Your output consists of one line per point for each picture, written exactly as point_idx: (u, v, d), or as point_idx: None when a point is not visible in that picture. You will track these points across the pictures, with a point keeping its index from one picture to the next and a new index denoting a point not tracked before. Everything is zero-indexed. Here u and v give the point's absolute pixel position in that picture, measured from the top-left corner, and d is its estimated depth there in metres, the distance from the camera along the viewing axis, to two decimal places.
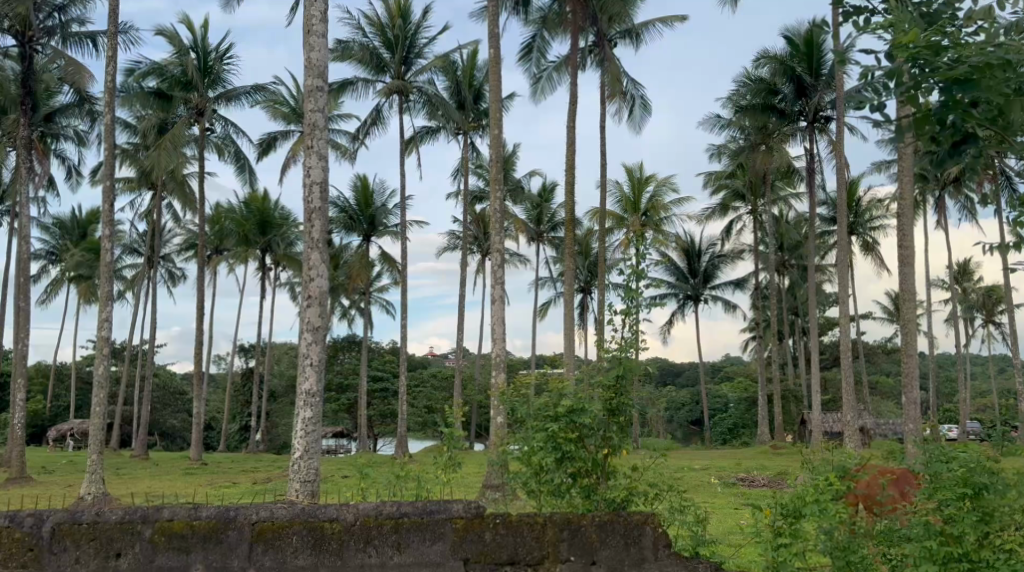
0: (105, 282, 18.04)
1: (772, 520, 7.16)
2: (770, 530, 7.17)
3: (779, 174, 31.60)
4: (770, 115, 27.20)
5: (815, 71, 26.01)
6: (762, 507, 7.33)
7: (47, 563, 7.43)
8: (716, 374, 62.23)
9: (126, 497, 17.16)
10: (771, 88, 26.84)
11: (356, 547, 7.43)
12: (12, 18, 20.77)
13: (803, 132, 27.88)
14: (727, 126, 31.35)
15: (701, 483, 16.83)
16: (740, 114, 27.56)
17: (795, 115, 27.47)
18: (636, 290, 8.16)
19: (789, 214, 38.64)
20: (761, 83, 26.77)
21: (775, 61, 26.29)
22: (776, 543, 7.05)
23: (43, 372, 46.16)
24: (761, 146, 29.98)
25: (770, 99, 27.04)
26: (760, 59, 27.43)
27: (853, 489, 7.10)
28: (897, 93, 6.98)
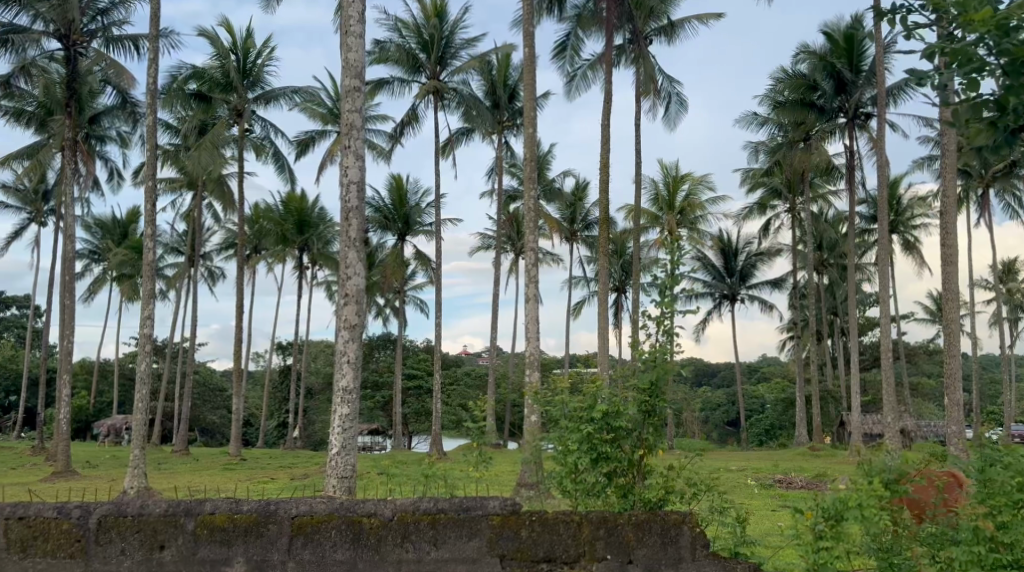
0: (147, 280, 18.25)
1: (813, 522, 7.03)
2: (810, 533, 7.04)
3: (818, 172, 31.38)
4: (809, 112, 27.24)
5: (855, 67, 26.09)
6: (802, 509, 7.21)
7: (93, 554, 7.59)
8: (753, 375, 62.11)
9: (169, 491, 17.44)
10: (810, 84, 27.03)
11: (394, 542, 7.52)
12: (58, 21, 21.03)
13: (842, 130, 27.69)
14: (764, 123, 31.21)
15: (739, 483, 16.79)
16: (777, 110, 27.61)
17: (834, 112, 27.27)
18: (671, 294, 8.15)
19: (828, 212, 38.40)
20: (801, 79, 27.01)
21: (814, 57, 26.52)
22: (817, 546, 6.95)
23: (87, 368, 46.93)
24: (800, 143, 29.75)
25: (809, 94, 27.27)
26: (799, 54, 27.43)
27: (908, 491, 7.19)
28: (961, 75, 6.94)
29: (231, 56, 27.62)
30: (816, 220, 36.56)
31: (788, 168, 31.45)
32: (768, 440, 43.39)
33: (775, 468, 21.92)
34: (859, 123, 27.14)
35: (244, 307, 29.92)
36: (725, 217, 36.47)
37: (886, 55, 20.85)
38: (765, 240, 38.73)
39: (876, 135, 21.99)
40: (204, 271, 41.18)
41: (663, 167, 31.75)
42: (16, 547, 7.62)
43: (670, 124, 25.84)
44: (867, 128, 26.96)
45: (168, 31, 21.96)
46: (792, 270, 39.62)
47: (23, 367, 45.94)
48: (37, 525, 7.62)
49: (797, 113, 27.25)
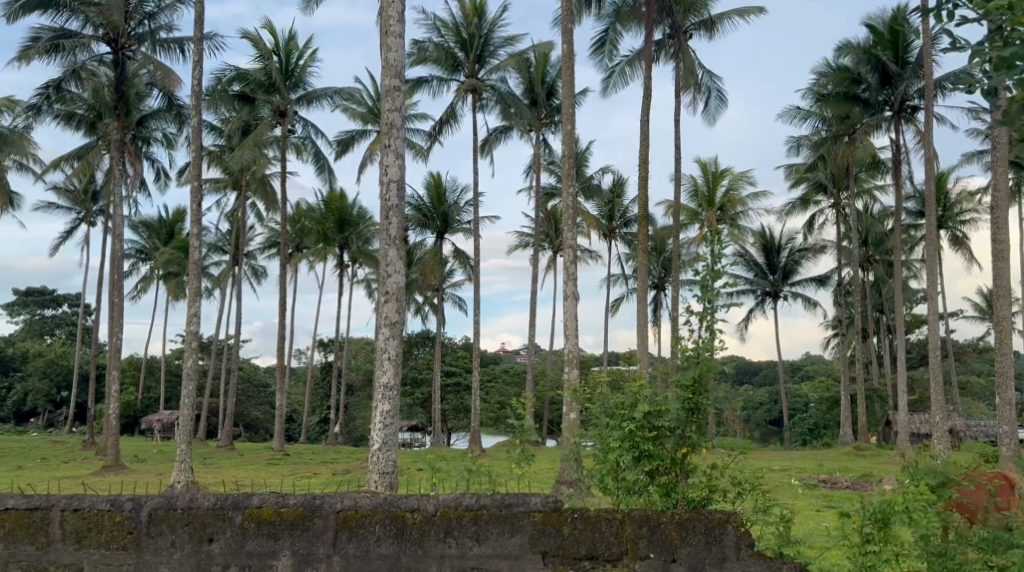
0: (195, 278, 18.50)
1: (860, 525, 7.00)
2: (856, 537, 7.02)
3: (863, 167, 31.06)
4: (853, 105, 27.15)
5: (901, 59, 25.89)
6: (849, 512, 7.17)
7: (145, 546, 7.47)
8: (796, 373, 61.73)
9: (216, 485, 17.70)
10: (855, 76, 26.87)
11: (437, 537, 7.32)
12: (105, 26, 21.38)
13: (889, 123, 27.43)
14: (807, 117, 30.96)
15: (784, 483, 16.68)
16: (822, 105, 27.56)
17: (880, 105, 27.07)
18: (713, 290, 7.83)
19: (873, 208, 38.02)
20: (845, 72, 26.83)
21: (857, 50, 26.29)
22: (864, 550, 6.94)
23: (134, 365, 47.62)
24: (844, 137, 29.49)
25: (854, 88, 27.13)
26: (841, 48, 27.25)
27: (955, 495, 7.12)
28: (1009, 75, 6.88)
29: (274, 57, 27.86)
30: (861, 215, 36.20)
31: (832, 162, 31.17)
32: (812, 439, 43.09)
33: (819, 468, 21.74)
34: (906, 116, 26.87)
35: (287, 304, 30.21)
36: (768, 212, 36.20)
37: (933, 48, 20.63)
38: (808, 236, 38.42)
39: (923, 130, 21.77)
40: (248, 270, 41.65)
41: (702, 163, 31.63)
42: (71, 538, 7.50)
43: (710, 119, 25.73)
44: (914, 121, 26.70)
45: (212, 34, 22.20)
46: (836, 267, 39.25)
47: (73, 364, 46.78)
48: (92, 516, 7.50)
49: (841, 107, 27.24)
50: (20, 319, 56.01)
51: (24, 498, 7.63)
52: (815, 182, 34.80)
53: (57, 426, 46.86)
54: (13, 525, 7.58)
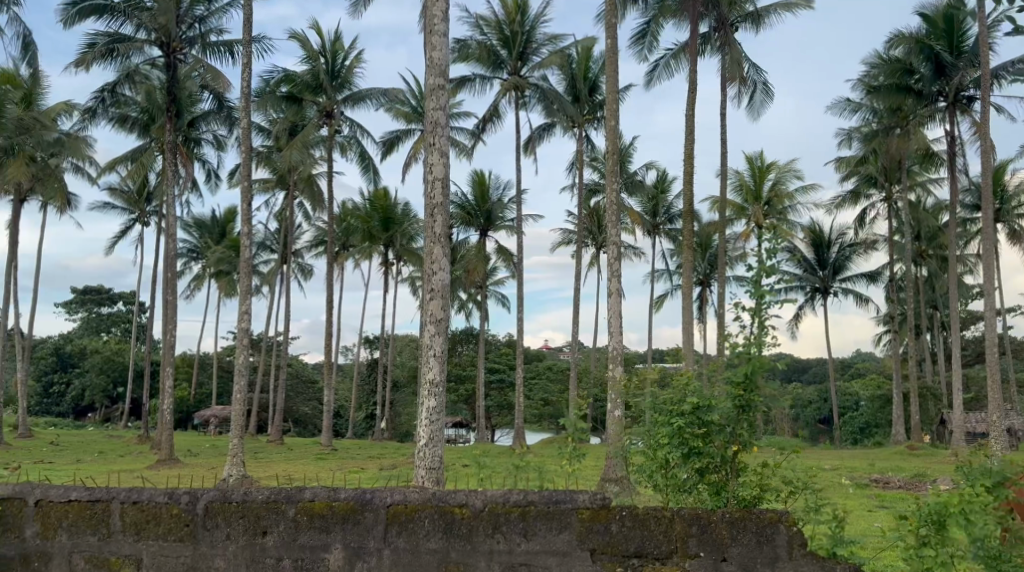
0: (245, 276, 18.73)
1: (916, 527, 6.97)
2: (912, 539, 7.00)
3: (916, 159, 30.70)
4: (906, 97, 26.87)
5: (956, 49, 25.52)
6: (904, 513, 7.14)
7: (201, 539, 7.05)
8: (846, 370, 61.14)
9: (268, 479, 17.93)
10: (907, 67, 26.62)
11: (486, 533, 6.90)
12: (156, 28, 21.72)
13: (943, 114, 27.11)
14: (858, 108, 30.69)
15: (833, 481, 16.56)
16: (874, 97, 27.31)
17: (933, 96, 26.74)
18: (765, 287, 7.61)
19: (927, 201, 37.56)
20: (897, 64, 26.63)
21: (910, 41, 25.98)
22: (918, 552, 6.89)
23: (187, 362, 48.36)
24: (897, 130, 29.15)
25: (906, 79, 26.87)
26: (892, 38, 26.95)
27: (1013, 495, 6.99)
28: None
29: (321, 59, 28.14)
30: (914, 209, 35.76)
31: (883, 155, 30.81)
32: (863, 438, 42.69)
33: (873, 467, 21.46)
34: (961, 106, 26.55)
35: (333, 302, 30.52)
36: (817, 207, 35.87)
37: (988, 37, 20.33)
38: (859, 231, 38.03)
39: (980, 121, 21.48)
40: (296, 267, 42.09)
41: (748, 158, 31.46)
42: (130, 530, 7.10)
43: (755, 114, 25.60)
44: (970, 111, 26.35)
45: (261, 35, 22.45)
46: (888, 262, 38.79)
47: (128, 360, 47.64)
48: (150, 509, 7.08)
49: (894, 99, 26.93)
50: (78, 316, 57.11)
51: (82, 488, 7.20)
52: (865, 175, 34.43)
53: (113, 421, 47.95)
54: (71, 515, 7.16)
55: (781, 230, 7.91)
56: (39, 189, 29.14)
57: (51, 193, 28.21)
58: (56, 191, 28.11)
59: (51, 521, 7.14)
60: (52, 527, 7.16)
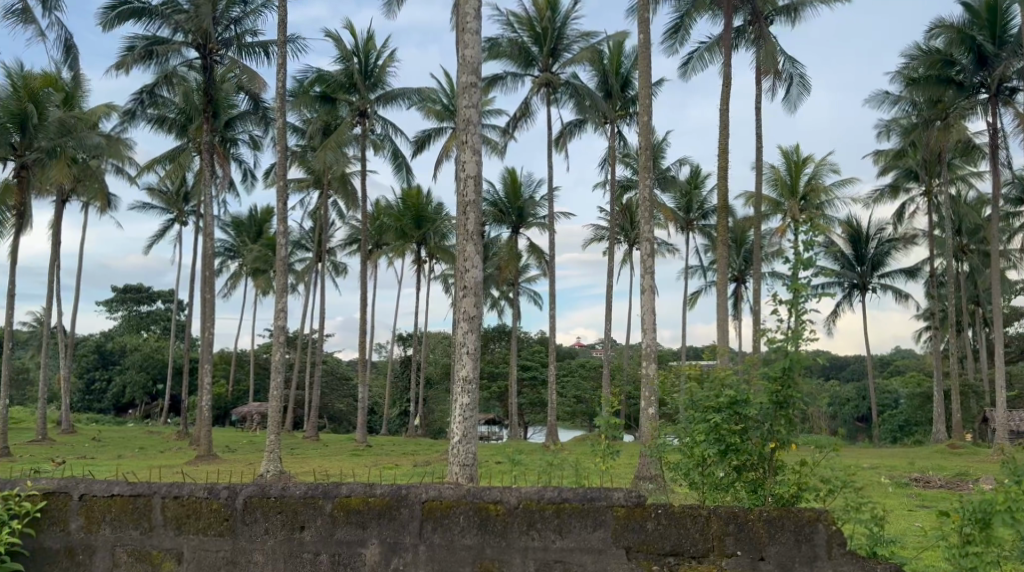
0: (281, 275, 18.91)
1: (960, 526, 6.95)
2: (957, 537, 6.97)
3: (956, 153, 30.44)
4: (946, 88, 26.77)
5: (999, 39, 25.33)
6: (948, 512, 7.11)
7: (241, 533, 7.15)
8: (885, 368, 60.61)
9: (305, 475, 18.11)
10: (947, 58, 26.56)
11: (520, 529, 6.96)
12: (195, 31, 21.97)
13: (985, 106, 26.87)
14: (897, 101, 30.46)
15: (871, 480, 16.49)
16: (914, 88, 27.28)
17: (975, 87, 26.65)
18: (802, 282, 7.59)
19: (969, 195, 37.19)
20: (937, 54, 26.54)
21: (951, 32, 25.87)
22: (963, 551, 6.87)
23: (225, 359, 48.86)
24: (937, 122, 28.89)
25: (947, 71, 26.78)
26: (932, 30, 26.80)
27: None
28: None
29: (354, 59, 28.35)
30: (954, 203, 35.43)
31: (922, 149, 30.57)
32: (902, 437, 42.39)
33: (912, 466, 21.33)
34: (1003, 98, 26.34)
35: (367, 300, 30.75)
36: (855, 202, 35.63)
37: None
38: (898, 227, 37.74)
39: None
40: (330, 265, 42.38)
41: (784, 152, 31.29)
42: (171, 524, 7.19)
43: (791, 107, 25.50)
44: (1012, 102, 26.14)
45: (296, 37, 22.63)
46: (928, 258, 38.43)
47: (168, 357, 48.22)
48: (191, 504, 7.17)
49: (934, 90, 26.92)
50: (118, 315, 57.86)
51: (124, 483, 7.27)
52: (905, 169, 34.13)
53: (153, 418, 48.81)
54: (114, 510, 7.23)
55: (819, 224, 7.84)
56: (81, 189, 29.56)
57: (92, 193, 28.61)
58: (97, 191, 28.49)
59: (95, 515, 7.21)
60: (95, 521, 7.23)
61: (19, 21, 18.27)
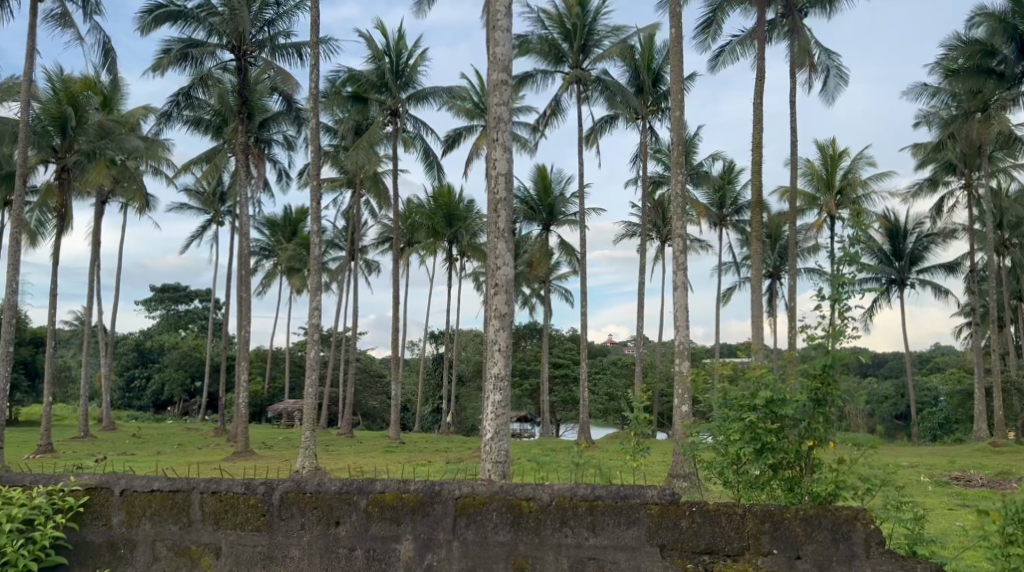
0: (315, 274, 19.09)
1: (1002, 525, 6.94)
2: (999, 538, 6.97)
3: (998, 144, 30.18)
4: (986, 79, 26.65)
5: None
6: (991, 511, 7.10)
7: (278, 528, 7.23)
8: (924, 366, 60.10)
9: (339, 472, 18.29)
10: (989, 49, 26.44)
11: (554, 527, 7.02)
12: (230, 34, 22.23)
13: None
14: (936, 93, 30.23)
15: (911, 479, 16.45)
16: (953, 80, 27.21)
17: (1017, 78, 26.58)
18: (845, 277, 7.60)
19: (1010, 188, 36.82)
20: (978, 44, 26.43)
21: (992, 21, 25.86)
22: (1006, 551, 6.87)
23: (261, 357, 49.42)
24: (977, 113, 28.62)
25: (987, 61, 26.65)
26: (974, 19, 26.76)
27: None
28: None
29: (385, 59, 28.50)
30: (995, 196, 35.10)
31: (962, 141, 30.26)
32: (942, 435, 42.05)
33: (952, 464, 21.18)
34: None
35: (400, 298, 30.94)
36: (894, 196, 35.37)
37: None
38: (937, 221, 37.44)
39: None
40: (363, 264, 42.65)
41: (820, 146, 31.13)
42: (209, 519, 7.29)
43: (828, 98, 25.37)
44: None
45: (328, 37, 22.82)
46: (968, 253, 38.08)
47: (204, 356, 48.74)
48: (228, 499, 7.27)
49: (973, 81, 26.74)
50: (157, 314, 58.59)
51: (165, 479, 7.39)
52: (944, 162, 33.87)
53: (191, 415, 49.38)
54: (154, 504, 7.34)
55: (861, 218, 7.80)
56: (120, 190, 29.98)
57: (130, 194, 29.00)
58: (135, 192, 28.88)
59: (136, 510, 7.32)
60: (136, 515, 7.34)
61: (58, 26, 18.58)
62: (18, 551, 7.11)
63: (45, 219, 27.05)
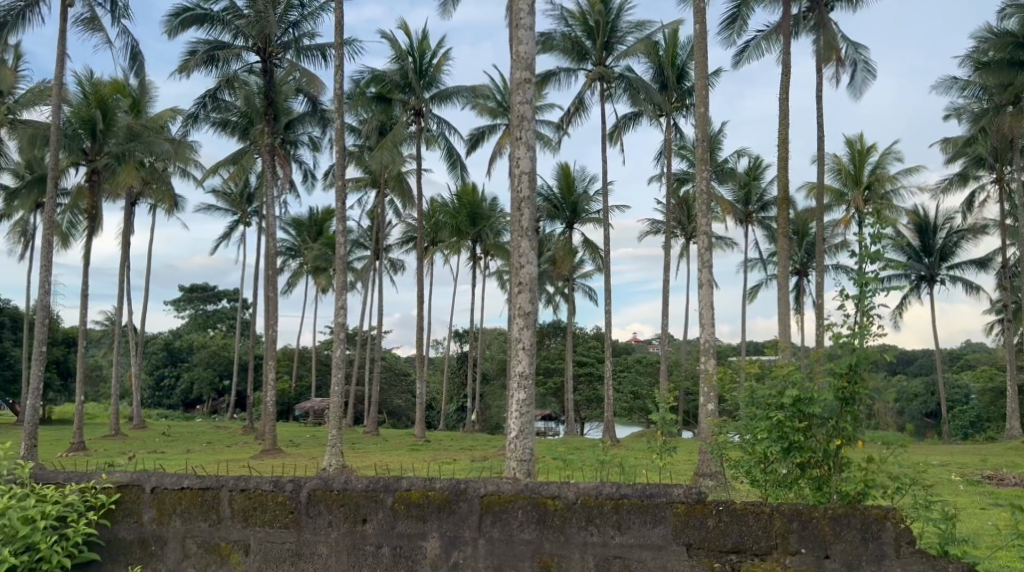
0: (341, 273, 19.20)
1: None
2: None
3: None
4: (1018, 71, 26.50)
5: None
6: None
7: (306, 526, 7.19)
8: (955, 363, 59.68)
9: (365, 470, 18.36)
10: (1019, 41, 26.31)
11: (579, 525, 6.89)
12: (255, 36, 22.38)
13: None
14: (966, 86, 30.01)
15: (942, 478, 16.35)
16: (983, 73, 27.07)
17: None
18: (868, 276, 7.55)
19: None
20: (1008, 36, 26.29)
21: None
22: None
23: (287, 355, 49.75)
24: (1008, 107, 28.38)
25: (1018, 54, 26.53)
26: (1005, 11, 26.58)
27: None
28: None
29: (409, 58, 28.59)
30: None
31: (993, 135, 30.01)
32: (973, 433, 41.72)
33: (984, 462, 21.00)
34: None
35: (424, 297, 31.02)
36: (923, 191, 35.15)
37: None
38: (967, 216, 37.14)
39: None
40: (388, 262, 42.82)
41: (848, 141, 30.95)
42: (238, 517, 7.28)
43: (856, 93, 25.22)
44: None
45: (353, 39, 22.95)
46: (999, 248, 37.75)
47: (233, 355, 49.07)
48: (256, 496, 7.24)
49: (1004, 74, 26.64)
50: (185, 314, 59.08)
51: (193, 477, 7.41)
52: (974, 157, 33.62)
53: (219, 414, 49.72)
54: (184, 502, 7.36)
55: (887, 216, 7.71)
56: (148, 191, 30.21)
57: (159, 195, 29.22)
58: (163, 192, 29.10)
59: (166, 508, 7.34)
60: (166, 513, 7.36)
61: (87, 29, 18.75)
62: (53, 548, 7.06)
63: (76, 220, 27.35)
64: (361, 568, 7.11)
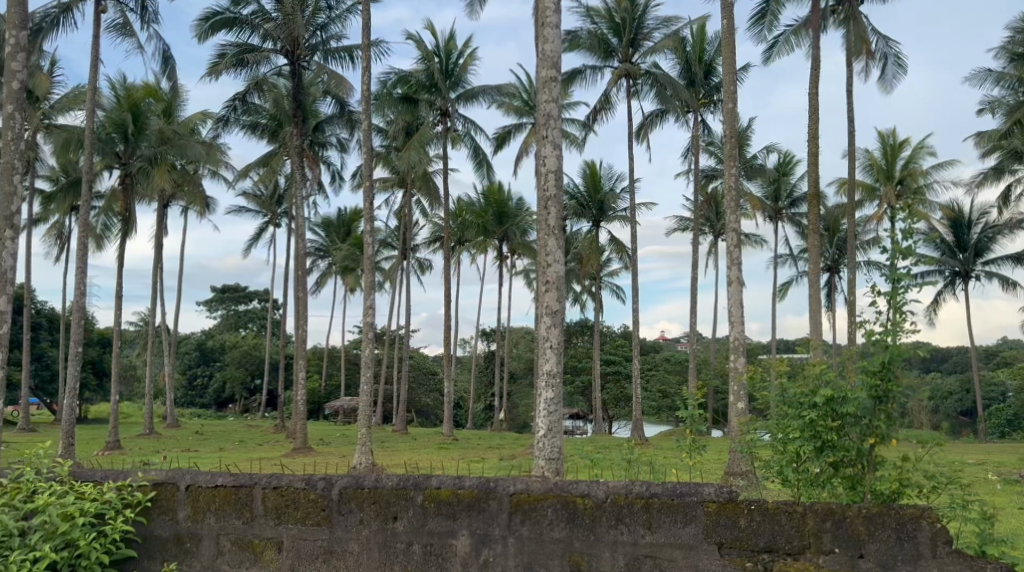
0: (368, 272, 19.30)
1: None
2: None
3: None
4: None
5: None
6: None
7: (337, 523, 7.18)
8: (991, 361, 59.11)
9: (396, 468, 18.45)
10: None
11: (609, 524, 6.87)
12: (283, 38, 22.51)
13: None
14: (1001, 79, 29.71)
15: (979, 476, 16.18)
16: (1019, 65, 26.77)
17: None
18: (901, 273, 7.51)
19: None
20: None
21: None
22: None
23: (317, 354, 50.04)
24: None
25: None
26: None
27: None
28: None
29: (435, 58, 28.67)
30: None
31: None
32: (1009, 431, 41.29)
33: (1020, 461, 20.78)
34: None
35: (451, 295, 31.12)
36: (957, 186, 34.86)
37: None
38: (1003, 211, 36.77)
39: None
40: (416, 262, 42.97)
41: (880, 136, 30.73)
42: (271, 514, 7.26)
43: (887, 87, 25.07)
44: None
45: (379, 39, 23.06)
46: None
47: (264, 354, 49.40)
48: (288, 494, 7.23)
49: None
50: (217, 314, 59.57)
51: (227, 474, 7.38)
52: (1010, 150, 33.30)
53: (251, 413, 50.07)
54: (218, 500, 7.34)
55: (918, 210, 7.66)
56: (180, 193, 30.46)
57: (190, 196, 29.46)
58: (194, 194, 29.35)
59: (200, 506, 7.33)
60: (200, 511, 7.34)
61: (119, 34, 18.92)
62: (91, 544, 7.04)
63: (109, 222, 27.63)
64: (392, 565, 7.10)
